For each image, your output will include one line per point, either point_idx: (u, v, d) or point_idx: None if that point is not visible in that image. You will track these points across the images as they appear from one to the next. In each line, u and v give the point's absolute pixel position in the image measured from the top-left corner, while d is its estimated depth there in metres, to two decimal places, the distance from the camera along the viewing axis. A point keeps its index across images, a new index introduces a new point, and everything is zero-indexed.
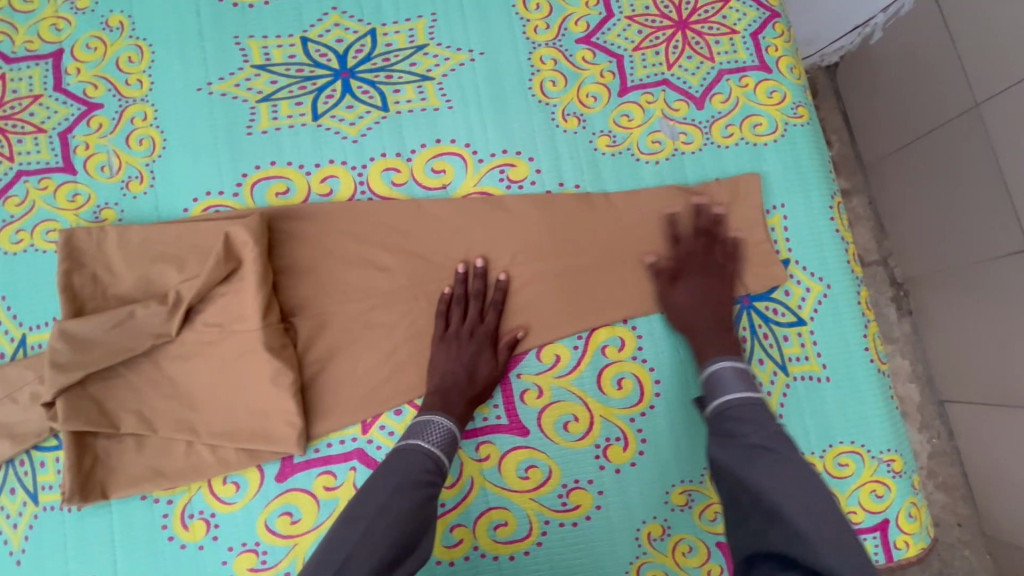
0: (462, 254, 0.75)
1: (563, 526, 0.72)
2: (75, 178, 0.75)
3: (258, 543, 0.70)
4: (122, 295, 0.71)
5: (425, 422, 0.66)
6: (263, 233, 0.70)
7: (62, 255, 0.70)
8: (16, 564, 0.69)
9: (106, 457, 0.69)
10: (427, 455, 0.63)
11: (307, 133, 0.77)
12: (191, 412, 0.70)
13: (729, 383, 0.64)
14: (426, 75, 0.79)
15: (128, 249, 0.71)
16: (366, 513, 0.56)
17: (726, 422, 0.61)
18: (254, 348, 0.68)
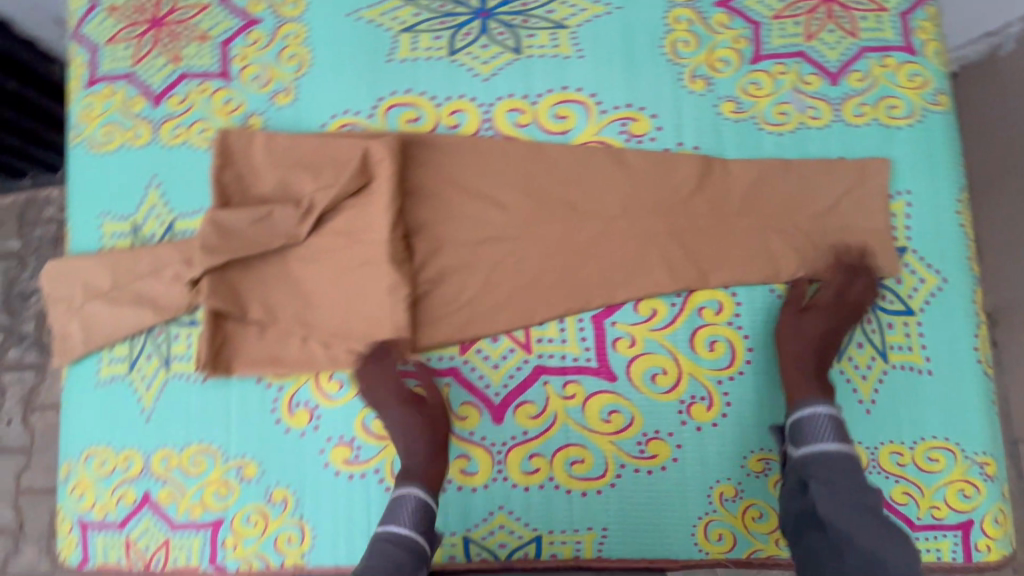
0: (574, 200, 0.77)
1: (638, 472, 0.75)
2: (230, 85, 0.82)
3: (354, 438, 0.76)
4: (261, 195, 0.77)
5: (393, 506, 0.69)
6: (398, 154, 0.75)
7: (216, 153, 0.77)
8: (146, 420, 0.77)
9: (235, 339, 0.76)
10: (404, 539, 0.66)
11: (442, 68, 0.80)
12: (311, 311, 0.77)
13: (827, 430, 0.66)
14: (561, 23, 0.81)
15: (273, 154, 0.77)
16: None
17: (826, 471, 0.64)
18: (378, 260, 0.74)
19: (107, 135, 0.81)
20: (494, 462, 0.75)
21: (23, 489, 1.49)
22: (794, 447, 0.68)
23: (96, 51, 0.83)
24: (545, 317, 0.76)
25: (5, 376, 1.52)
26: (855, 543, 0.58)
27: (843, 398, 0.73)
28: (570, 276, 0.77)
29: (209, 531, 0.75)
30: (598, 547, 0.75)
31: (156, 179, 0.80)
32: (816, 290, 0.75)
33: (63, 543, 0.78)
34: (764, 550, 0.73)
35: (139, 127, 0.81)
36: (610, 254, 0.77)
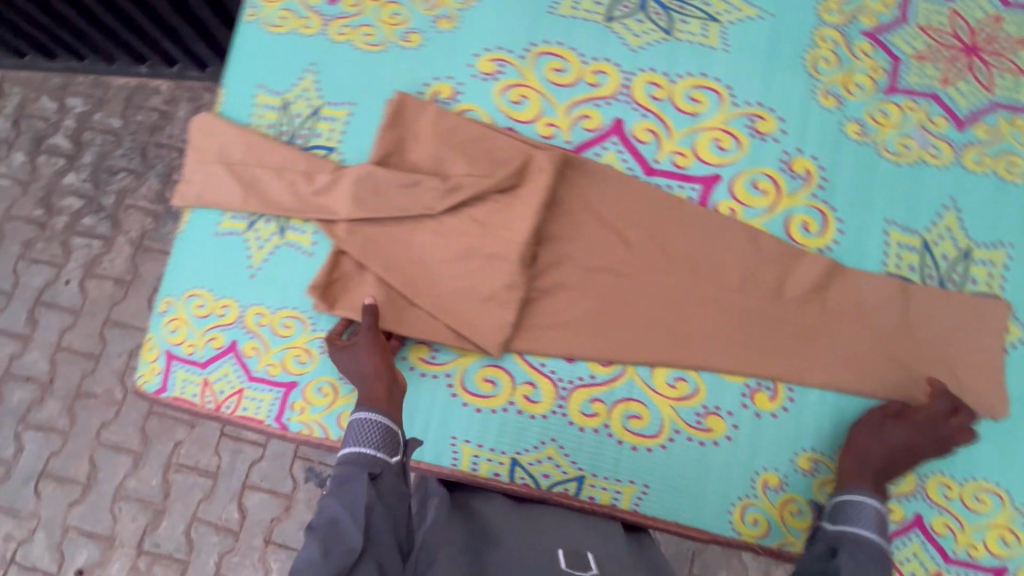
0: (692, 185, 0.83)
1: (691, 441, 0.78)
2: (400, 2, 0.89)
3: (412, 366, 0.80)
4: (414, 163, 0.83)
5: (359, 429, 0.69)
6: (558, 169, 0.80)
7: (391, 115, 0.83)
8: (250, 277, 0.83)
9: (351, 235, 0.81)
10: (358, 451, 0.67)
11: (596, 30, 0.86)
12: (420, 233, 0.81)
13: (868, 520, 0.68)
14: (714, 17, 0.86)
15: (440, 130, 0.82)
16: (322, 522, 0.61)
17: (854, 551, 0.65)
18: (505, 195, 0.80)
19: (282, 20, 0.89)
20: (558, 396, 0.79)
21: (61, 345, 1.72)
22: (828, 522, 0.71)
23: None
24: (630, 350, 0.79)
25: (74, 239, 1.80)
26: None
27: None
28: (671, 264, 0.81)
29: (282, 391, 0.80)
30: (635, 501, 0.78)
31: (315, 67, 0.87)
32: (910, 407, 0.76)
33: (146, 368, 0.84)
34: (795, 544, 0.76)
35: (311, 18, 0.88)
36: (710, 251, 0.81)
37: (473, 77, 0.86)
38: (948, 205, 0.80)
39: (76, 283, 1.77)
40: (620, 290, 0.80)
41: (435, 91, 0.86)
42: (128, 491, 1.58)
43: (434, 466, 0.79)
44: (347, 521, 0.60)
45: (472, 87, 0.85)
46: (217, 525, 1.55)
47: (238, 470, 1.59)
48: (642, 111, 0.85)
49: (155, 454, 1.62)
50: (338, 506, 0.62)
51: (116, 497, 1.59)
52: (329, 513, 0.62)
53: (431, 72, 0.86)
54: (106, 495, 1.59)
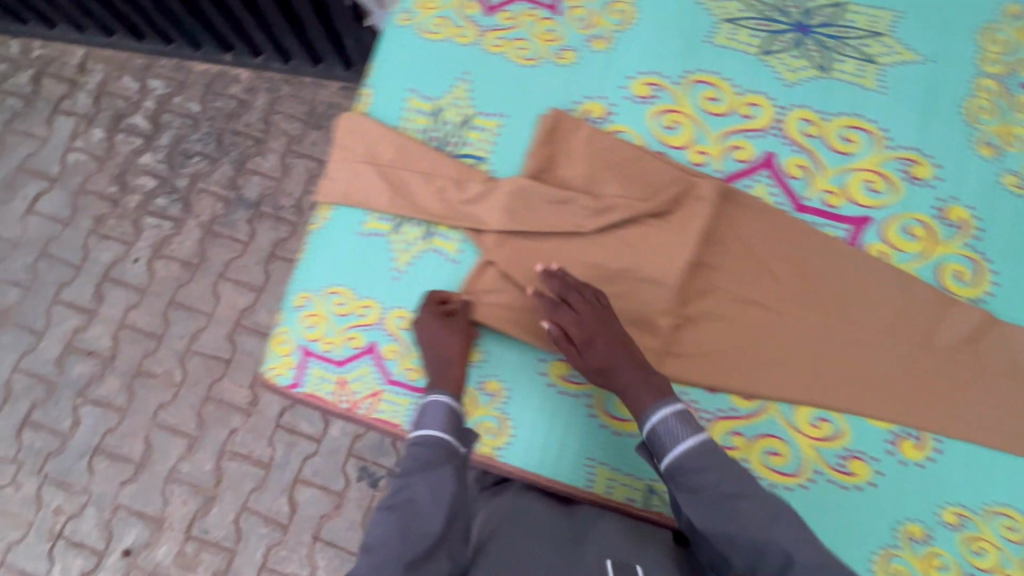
0: (841, 225, 0.82)
1: (833, 484, 0.76)
2: (555, 18, 0.89)
3: (552, 383, 0.80)
4: (564, 180, 0.83)
5: (441, 414, 0.73)
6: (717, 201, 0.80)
7: (547, 134, 0.83)
8: (393, 279, 0.83)
9: (499, 247, 0.81)
10: (434, 436, 0.72)
11: (751, 62, 0.86)
12: (569, 251, 0.81)
13: (676, 433, 0.69)
14: (872, 59, 0.86)
15: (595, 150, 0.83)
16: (402, 502, 0.68)
17: (687, 478, 0.68)
18: (658, 221, 0.80)
19: (437, 27, 0.90)
20: (698, 426, 0.78)
21: (126, 322, 1.73)
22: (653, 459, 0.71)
23: None
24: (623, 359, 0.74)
25: (146, 219, 1.82)
26: (728, 516, 0.65)
27: None
28: (818, 302, 0.80)
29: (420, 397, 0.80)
30: None
31: (468, 76, 0.88)
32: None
33: (278, 362, 0.84)
34: None
35: (466, 28, 0.89)
36: (861, 293, 0.80)
37: (626, 99, 0.86)
38: None
39: (144, 262, 1.78)
40: (767, 327, 0.80)
41: (587, 109, 0.86)
42: (182, 474, 1.59)
43: (569, 487, 0.78)
44: (427, 505, 0.67)
45: (624, 109, 0.86)
46: (267, 517, 1.56)
47: (291, 463, 1.60)
48: (794, 146, 0.84)
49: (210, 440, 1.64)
50: (420, 489, 0.68)
51: (169, 479, 1.60)
52: (410, 491, 0.69)
53: (583, 90, 0.87)
54: (159, 476, 1.60)
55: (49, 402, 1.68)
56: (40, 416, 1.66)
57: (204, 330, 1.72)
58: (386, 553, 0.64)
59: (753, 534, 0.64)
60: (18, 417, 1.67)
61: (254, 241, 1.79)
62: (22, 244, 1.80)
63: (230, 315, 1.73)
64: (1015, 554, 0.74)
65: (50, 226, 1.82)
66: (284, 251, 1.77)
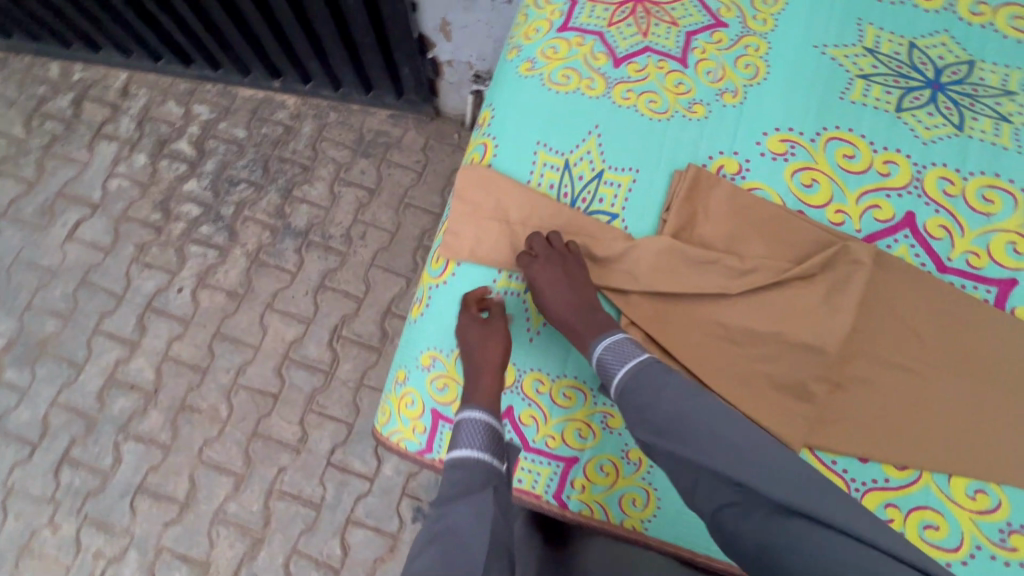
0: (988, 288, 0.81)
1: (995, 560, 0.73)
2: (684, 71, 0.88)
3: None
4: (702, 239, 0.81)
5: (463, 429, 0.66)
6: (867, 264, 0.78)
7: (684, 190, 0.82)
8: (529, 340, 0.80)
9: (638, 307, 0.79)
10: (474, 456, 0.63)
11: (886, 119, 0.85)
12: (710, 313, 0.79)
13: (619, 354, 0.71)
14: (1007, 118, 0.86)
15: (733, 208, 0.81)
16: (442, 532, 0.56)
17: (633, 399, 0.68)
18: (800, 282, 0.79)
19: (565, 78, 0.88)
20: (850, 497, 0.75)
21: (170, 354, 1.66)
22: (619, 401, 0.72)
23: (574, 5, 0.91)
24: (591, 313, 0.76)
25: (191, 247, 1.76)
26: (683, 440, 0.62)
27: None
28: (969, 368, 0.78)
29: (561, 466, 0.77)
30: None
31: (598, 128, 0.86)
32: None
33: (405, 426, 0.80)
34: None
35: (595, 79, 0.87)
36: (1012, 360, 0.78)
37: (762, 155, 0.84)
38: None
39: (188, 292, 1.72)
40: (920, 394, 0.77)
41: (721, 164, 0.85)
42: (229, 515, 1.52)
43: (722, 562, 0.74)
44: (473, 530, 0.56)
45: (760, 165, 0.84)
46: (319, 560, 1.49)
47: (344, 504, 1.53)
48: (934, 205, 0.83)
49: (258, 479, 1.57)
50: (461, 514, 0.58)
51: (215, 520, 1.53)
52: (450, 518, 0.58)
53: (716, 146, 0.85)
54: (204, 517, 1.53)
55: (87, 438, 1.60)
56: (78, 453, 1.58)
57: (252, 364, 1.66)
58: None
59: (707, 449, 0.61)
60: (55, 455, 1.58)
61: (303, 270, 1.74)
62: (60, 271, 1.74)
63: (278, 348, 1.67)
64: None
65: (90, 253, 1.75)
66: (335, 282, 1.72)
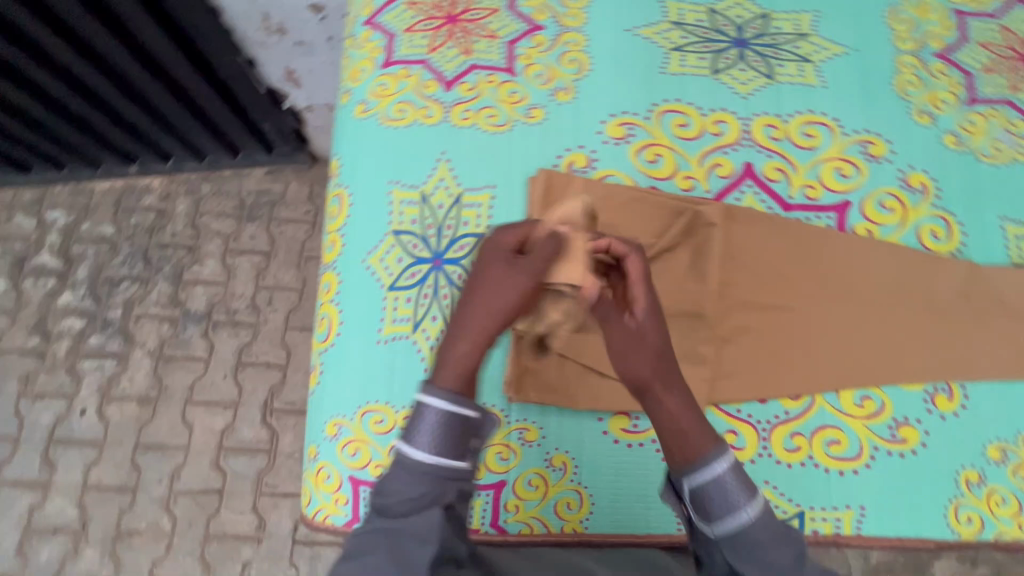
0: (826, 214, 0.88)
1: (891, 455, 0.81)
2: (515, 79, 0.90)
3: (615, 439, 0.79)
4: None
5: (421, 418, 0.57)
6: (717, 223, 0.84)
7: (540, 193, 0.83)
8: (429, 380, 0.79)
9: None
10: (427, 457, 0.57)
11: (706, 83, 0.91)
12: None
13: (737, 503, 0.57)
14: (807, 58, 0.93)
15: (590, 200, 0.83)
16: (388, 537, 0.56)
17: (739, 544, 0.57)
18: (665, 254, 0.83)
19: (400, 112, 0.87)
20: (761, 439, 0.81)
21: (89, 484, 1.53)
22: (691, 508, 0.60)
23: (392, 38, 0.90)
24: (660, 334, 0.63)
25: (83, 363, 1.62)
26: None
27: None
28: (828, 291, 0.85)
29: (491, 493, 0.77)
30: (856, 524, 0.79)
31: (446, 154, 0.86)
32: None
33: (328, 501, 0.78)
34: (1009, 533, 0.79)
35: (430, 107, 0.88)
36: (862, 273, 0.86)
37: (605, 143, 0.88)
38: None
39: (93, 412, 1.58)
40: (797, 326, 0.84)
41: (571, 160, 0.87)
42: None
43: (664, 536, 0.77)
44: (421, 548, 0.55)
45: (605, 152, 0.87)
46: None
47: None
48: (766, 152, 0.90)
49: None
50: (411, 528, 0.56)
51: None
52: (399, 526, 0.56)
53: (562, 143, 0.88)
54: None
55: None
56: None
57: (184, 466, 1.55)
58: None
59: None
60: None
61: (215, 353, 1.64)
62: None
63: (210, 440, 1.57)
64: None
65: None
66: (253, 356, 1.64)
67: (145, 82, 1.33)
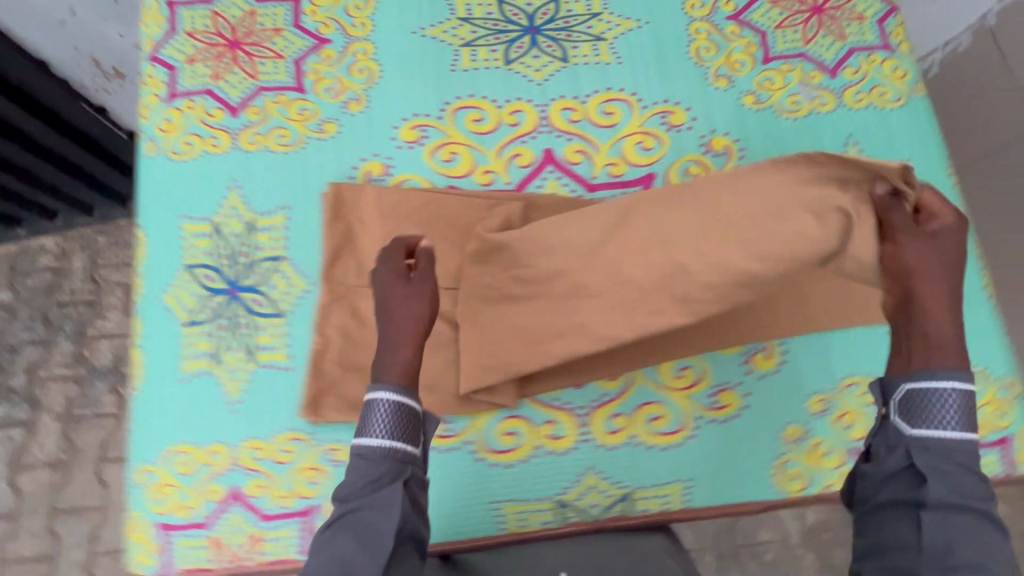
0: (631, 189, 0.87)
1: (713, 422, 0.80)
2: (305, 97, 0.89)
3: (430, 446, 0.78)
4: (366, 247, 0.82)
5: (368, 414, 0.63)
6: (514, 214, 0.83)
7: (330, 207, 0.82)
8: (232, 413, 0.77)
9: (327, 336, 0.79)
10: (379, 445, 0.61)
11: (500, 75, 0.90)
12: None
13: (952, 413, 0.60)
14: (600, 37, 0.93)
15: (383, 208, 0.83)
16: (352, 521, 0.59)
17: (963, 456, 0.59)
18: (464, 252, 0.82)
19: (187, 145, 0.85)
20: (580, 425, 0.79)
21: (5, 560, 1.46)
22: (898, 412, 0.63)
23: (173, 70, 0.88)
24: (591, 268, 0.68)
25: None
26: (944, 522, 0.57)
27: (889, 351, 0.82)
28: None
29: (300, 521, 0.75)
30: (684, 498, 0.79)
31: (236, 181, 0.85)
32: None
33: (140, 551, 0.75)
34: (835, 484, 0.79)
35: (218, 136, 0.86)
36: None
37: (399, 148, 0.87)
38: (847, 141, 0.89)
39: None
40: None
41: (367, 170, 0.86)
42: None
43: (485, 537, 0.76)
44: (381, 524, 0.59)
45: (400, 158, 0.86)
46: None
47: None
48: (565, 135, 0.89)
49: None
50: (369, 510, 0.59)
51: None
52: (358, 511, 0.59)
53: (357, 154, 0.86)
54: None
55: None
56: None
57: (102, 528, 1.48)
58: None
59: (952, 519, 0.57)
60: None
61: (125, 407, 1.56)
62: None
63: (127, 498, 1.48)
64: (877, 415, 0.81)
65: None
66: None
67: (51, 172, 1.31)
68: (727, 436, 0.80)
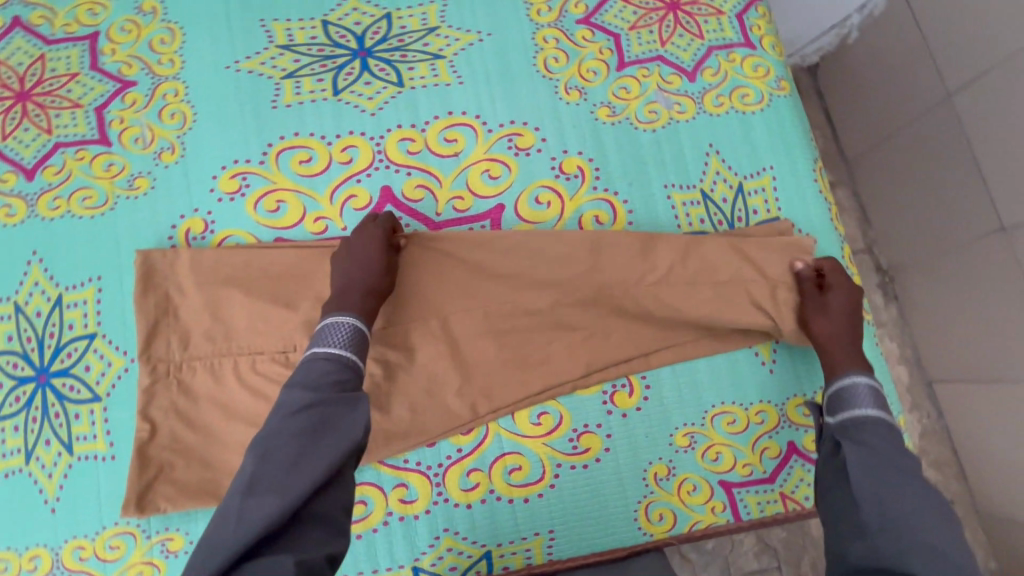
0: (478, 223, 0.80)
1: (573, 468, 0.76)
2: (110, 150, 0.79)
3: None
4: (190, 314, 0.75)
5: (330, 329, 0.64)
6: None
7: (139, 277, 0.74)
8: (51, 512, 0.71)
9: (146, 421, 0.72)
10: (343, 355, 0.62)
11: (328, 108, 0.82)
12: (223, 387, 0.74)
13: (866, 398, 0.69)
14: (439, 54, 0.85)
15: (201, 271, 0.76)
16: (313, 410, 0.56)
17: (859, 432, 0.67)
18: (295, 311, 0.75)
19: None
20: (434, 485, 0.75)
21: None
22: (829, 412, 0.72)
23: None
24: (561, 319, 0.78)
25: None
26: (875, 481, 0.62)
27: (753, 375, 0.79)
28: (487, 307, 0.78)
29: None
30: (547, 550, 0.75)
31: (37, 254, 0.77)
32: (795, 477, 0.78)
33: None
34: (702, 520, 0.76)
35: (12, 204, 0.78)
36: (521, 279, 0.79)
37: (218, 201, 0.79)
38: (709, 151, 0.84)
39: None
40: (458, 354, 0.77)
41: (187, 228, 0.78)
42: None
43: None
44: (345, 424, 0.57)
45: (222, 212, 0.79)
46: None
47: None
48: (404, 170, 0.81)
49: None
50: (339, 407, 0.57)
51: None
52: (320, 402, 0.57)
53: (175, 211, 0.78)
54: None
55: None
56: None
57: None
58: (271, 483, 0.51)
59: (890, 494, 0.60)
60: None
61: None
62: None
63: None
64: (744, 444, 0.78)
65: None
66: None
67: None
68: (587, 481, 0.76)
